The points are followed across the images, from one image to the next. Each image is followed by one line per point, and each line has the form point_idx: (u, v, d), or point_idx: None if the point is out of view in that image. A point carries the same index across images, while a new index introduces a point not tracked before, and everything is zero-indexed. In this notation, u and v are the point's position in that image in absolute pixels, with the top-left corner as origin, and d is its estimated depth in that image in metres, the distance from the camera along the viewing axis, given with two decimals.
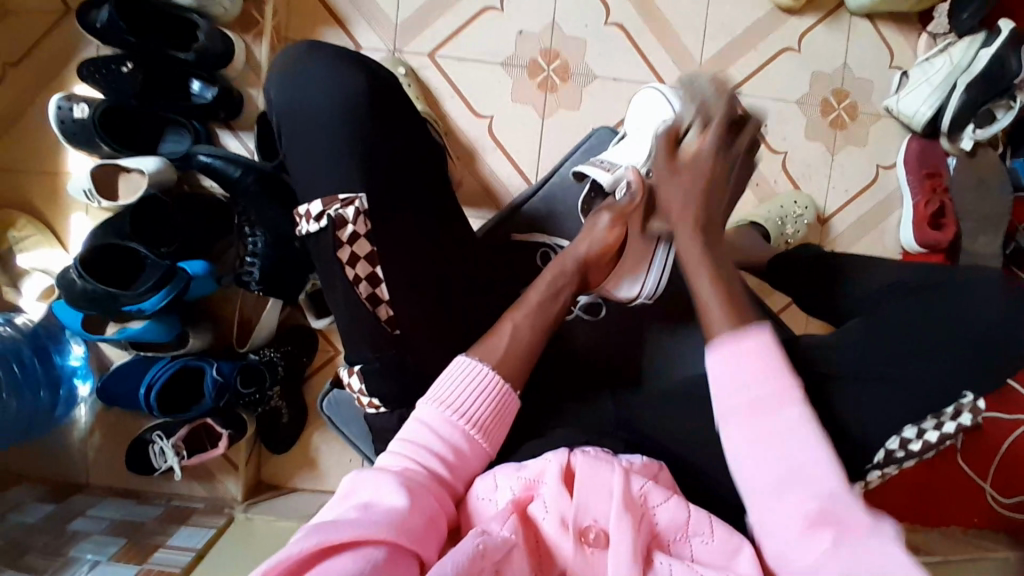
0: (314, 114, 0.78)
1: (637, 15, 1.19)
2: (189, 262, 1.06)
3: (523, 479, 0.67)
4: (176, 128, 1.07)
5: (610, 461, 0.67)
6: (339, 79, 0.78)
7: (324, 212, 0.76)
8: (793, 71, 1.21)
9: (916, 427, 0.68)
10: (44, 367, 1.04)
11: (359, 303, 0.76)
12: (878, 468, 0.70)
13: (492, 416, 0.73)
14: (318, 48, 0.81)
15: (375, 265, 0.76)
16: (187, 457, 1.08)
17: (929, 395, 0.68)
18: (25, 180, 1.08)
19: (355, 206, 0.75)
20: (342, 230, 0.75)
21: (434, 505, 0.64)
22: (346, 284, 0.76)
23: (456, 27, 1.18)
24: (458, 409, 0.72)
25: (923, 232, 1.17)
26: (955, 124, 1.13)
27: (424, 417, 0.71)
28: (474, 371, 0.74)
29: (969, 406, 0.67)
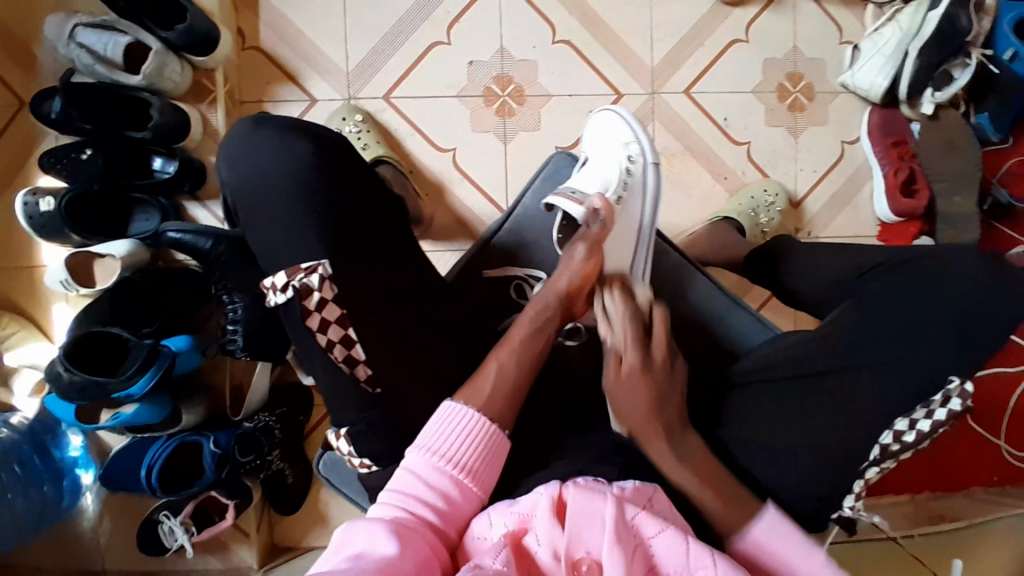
0: (270, 192, 0.78)
1: (583, 29, 1.19)
2: (173, 339, 1.06)
3: (517, 514, 0.68)
4: (143, 207, 1.08)
5: (602, 491, 0.68)
6: (289, 150, 0.79)
7: (288, 283, 0.73)
8: (745, 61, 1.21)
9: (908, 419, 0.72)
10: (44, 461, 1.03)
11: (335, 367, 0.75)
12: (874, 463, 0.73)
13: (482, 460, 0.72)
14: (264, 119, 0.82)
15: (347, 328, 0.75)
16: (197, 532, 1.08)
17: (913, 386, 0.72)
18: (1, 277, 1.08)
19: (319, 272, 0.74)
20: (309, 298, 0.73)
21: (425, 550, 0.64)
22: (319, 350, 0.74)
23: (407, 67, 1.18)
24: (446, 454, 0.71)
25: (897, 201, 1.17)
26: (913, 89, 1.15)
27: (413, 466, 0.71)
28: (461, 414, 0.74)
29: (957, 391, 0.72)
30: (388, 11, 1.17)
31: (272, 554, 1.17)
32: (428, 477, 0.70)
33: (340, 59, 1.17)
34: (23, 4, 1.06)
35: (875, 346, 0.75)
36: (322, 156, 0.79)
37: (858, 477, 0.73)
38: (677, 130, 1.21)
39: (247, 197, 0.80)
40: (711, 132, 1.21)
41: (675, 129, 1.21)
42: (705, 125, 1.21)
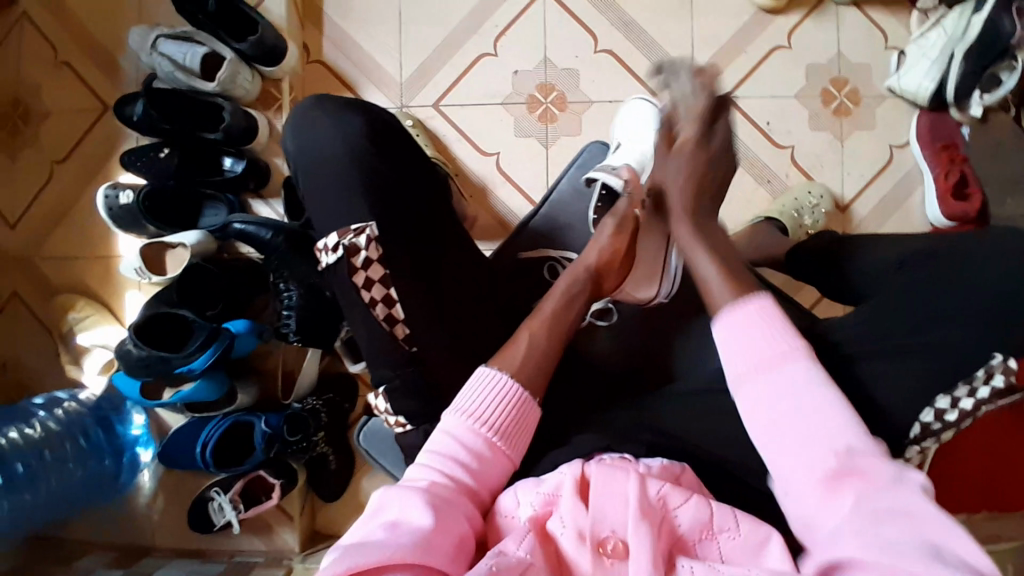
0: (323, 161, 0.83)
1: (624, 39, 1.23)
2: (233, 322, 1.14)
3: (543, 494, 0.66)
4: (212, 202, 1.17)
5: (626, 468, 0.66)
6: (344, 124, 0.85)
7: (338, 242, 0.79)
8: (787, 67, 1.22)
9: (950, 398, 0.72)
10: (108, 436, 1.13)
11: (376, 324, 0.79)
12: (916, 442, 0.73)
13: (511, 423, 0.73)
14: (323, 98, 0.88)
15: (389, 288, 0.80)
16: (244, 510, 1.13)
17: (952, 366, 0.72)
18: (82, 265, 1.18)
19: (366, 234, 0.79)
20: (356, 257, 0.79)
21: (461, 526, 0.63)
22: (362, 307, 0.79)
23: (456, 77, 1.24)
24: (480, 416, 0.71)
25: (948, 205, 1.13)
26: (961, 93, 1.12)
27: (447, 428, 0.71)
28: (495, 381, 0.74)
29: (1000, 366, 0.71)
30: (440, 25, 1.25)
31: (313, 541, 1.21)
32: (461, 440, 0.70)
33: (395, 71, 1.25)
34: (118, 23, 1.19)
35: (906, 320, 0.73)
36: (373, 132, 0.85)
37: (901, 456, 0.73)
38: None
39: (303, 167, 0.85)
40: (753, 136, 1.22)
41: None
42: (746, 129, 1.22)
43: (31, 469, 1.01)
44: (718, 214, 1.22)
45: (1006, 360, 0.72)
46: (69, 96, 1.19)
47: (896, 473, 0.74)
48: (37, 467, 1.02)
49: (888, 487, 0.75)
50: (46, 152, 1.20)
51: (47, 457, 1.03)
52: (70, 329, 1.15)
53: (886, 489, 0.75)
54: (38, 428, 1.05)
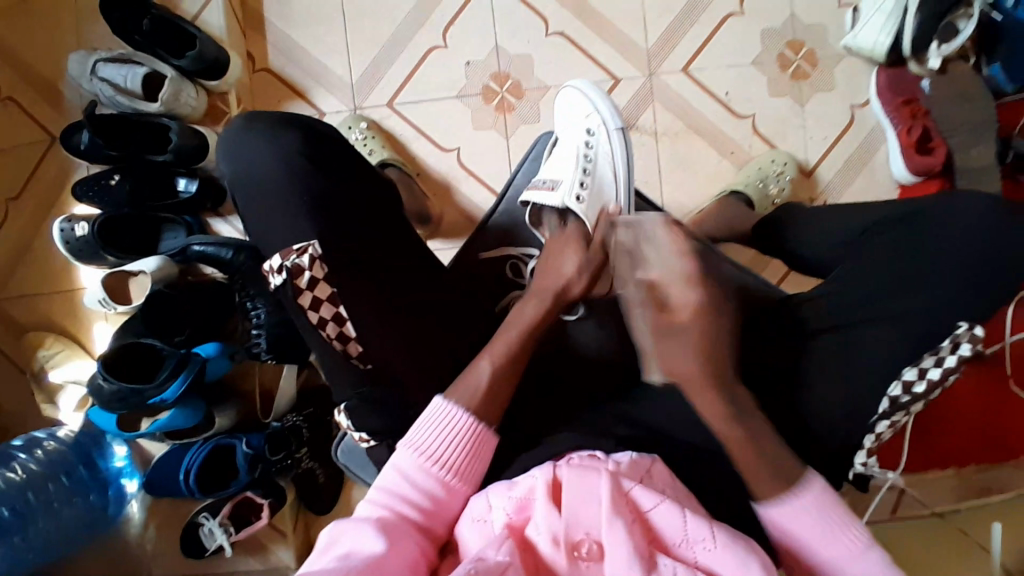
0: (264, 180, 0.83)
1: (574, 19, 1.21)
2: (203, 346, 1.12)
3: (516, 499, 0.67)
4: (171, 225, 1.14)
5: (597, 468, 0.67)
6: (279, 142, 0.84)
7: (282, 264, 0.79)
8: (742, 34, 1.20)
9: (917, 368, 0.75)
10: (91, 472, 1.11)
11: (327, 343, 0.80)
12: (886, 417, 0.76)
13: (466, 458, 0.74)
14: (256, 115, 0.87)
15: (338, 306, 0.79)
16: (236, 532, 1.12)
17: (919, 334, 0.75)
18: (45, 301, 1.16)
19: (310, 253, 0.79)
20: (301, 278, 0.78)
21: (413, 554, 0.65)
22: (312, 327, 0.79)
23: (408, 73, 1.22)
24: (431, 453, 0.73)
25: (912, 159, 1.13)
26: (918, 44, 1.12)
27: (398, 462, 0.73)
28: (450, 415, 0.74)
29: (966, 335, 0.74)
30: (385, 21, 1.22)
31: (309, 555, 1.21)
32: (412, 477, 0.72)
33: (344, 73, 1.22)
34: (54, 48, 1.16)
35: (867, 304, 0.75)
36: (310, 148, 0.85)
37: (868, 433, 0.76)
38: (678, 110, 1.21)
39: (244, 186, 0.84)
40: (713, 107, 1.21)
41: (676, 109, 1.21)
42: (706, 101, 1.21)
43: (17, 511, 1.00)
44: (685, 190, 1.21)
45: (971, 327, 0.74)
46: (11, 129, 1.16)
47: (866, 450, 0.78)
48: (24, 510, 1.01)
49: (859, 461, 0.78)
50: None
51: (32, 500, 1.02)
52: (41, 367, 1.13)
53: (857, 463, 0.78)
54: (21, 470, 1.04)
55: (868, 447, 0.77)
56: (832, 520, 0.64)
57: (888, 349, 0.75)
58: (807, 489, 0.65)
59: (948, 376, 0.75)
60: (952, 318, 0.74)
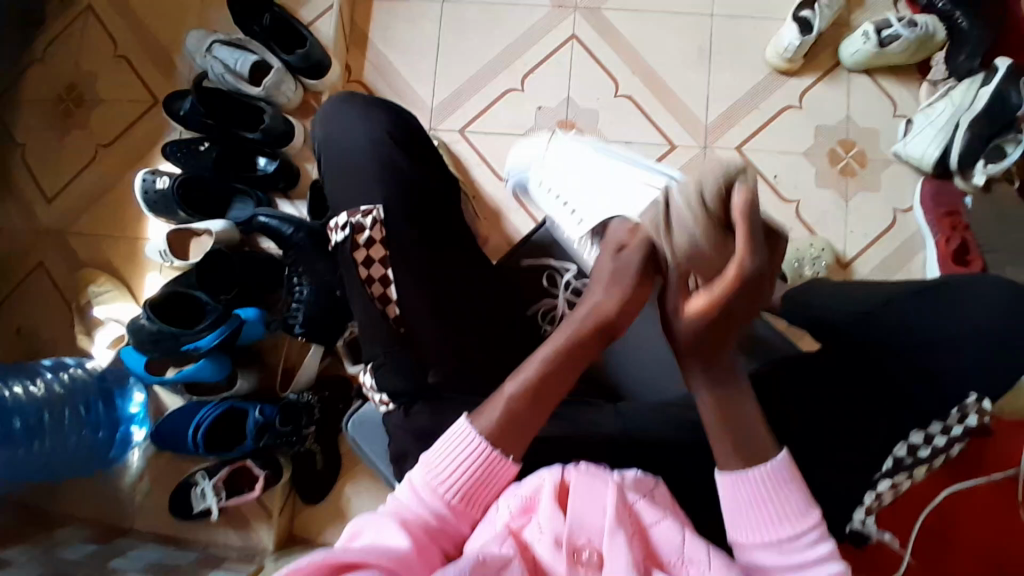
0: (352, 145, 0.96)
1: (643, 86, 1.31)
2: (244, 309, 1.17)
3: (520, 498, 0.67)
4: (242, 197, 1.22)
5: (605, 477, 0.66)
6: (370, 121, 0.98)
7: (347, 222, 0.90)
8: (798, 125, 1.28)
9: (924, 433, 0.78)
10: (107, 410, 1.14)
11: (370, 300, 0.88)
12: (887, 476, 0.77)
13: (477, 480, 0.68)
14: (355, 95, 1.00)
15: (387, 268, 0.89)
16: (225, 498, 1.15)
17: (923, 400, 0.80)
18: (108, 244, 1.24)
19: (373, 216, 0.90)
20: (360, 234, 0.89)
21: (431, 551, 0.64)
22: (361, 282, 0.89)
23: (483, 107, 1.32)
24: (439, 476, 0.68)
25: (948, 268, 1.17)
26: (964, 160, 1.17)
27: (410, 478, 0.69)
28: (462, 440, 0.69)
29: (973, 407, 0.79)
30: (472, 59, 1.34)
31: (288, 543, 1.20)
32: (424, 496, 0.67)
33: (427, 95, 1.33)
34: (180, 28, 1.30)
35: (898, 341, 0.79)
36: (392, 129, 0.98)
37: (870, 488, 0.77)
38: None
39: (331, 151, 0.97)
40: (760, 187, 1.27)
41: None
42: (755, 180, 1.27)
43: (28, 426, 1.04)
44: None
45: (978, 401, 0.79)
46: (122, 87, 1.29)
47: (866, 508, 0.77)
48: (34, 426, 1.04)
49: (858, 518, 0.77)
50: (92, 136, 1.28)
51: (46, 419, 1.06)
52: (88, 301, 1.20)
53: (855, 519, 0.77)
54: (43, 389, 1.08)
55: (868, 504, 0.77)
56: (771, 498, 0.63)
57: None
58: (764, 469, 0.64)
59: (953, 445, 0.79)
60: (964, 386, 0.79)
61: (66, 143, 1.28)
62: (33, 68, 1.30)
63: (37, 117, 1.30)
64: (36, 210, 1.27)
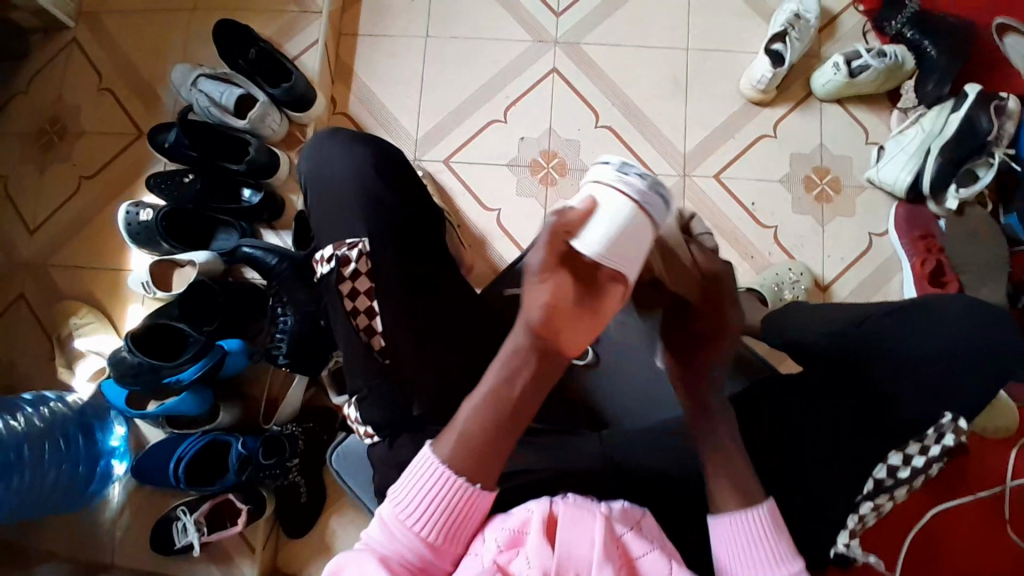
0: (338, 176, 0.98)
1: (622, 116, 1.34)
2: (226, 341, 1.18)
3: (509, 531, 0.68)
4: (225, 228, 1.23)
5: (592, 510, 0.68)
6: (353, 151, 0.99)
7: (333, 254, 0.93)
8: (774, 153, 1.31)
9: (902, 454, 0.80)
10: (86, 443, 1.13)
11: (356, 333, 0.90)
12: (869, 498, 0.80)
13: (450, 513, 0.69)
14: (339, 128, 1.03)
15: (371, 301, 0.91)
16: (208, 533, 1.13)
17: (908, 417, 0.81)
18: (91, 276, 1.24)
19: (358, 249, 0.92)
20: (346, 267, 0.91)
21: None
22: (345, 313, 0.90)
23: (467, 137, 1.34)
24: (412, 509, 0.69)
25: (925, 289, 1.19)
26: (936, 185, 1.20)
27: (382, 514, 0.71)
28: (429, 467, 0.70)
29: (950, 426, 0.80)
30: (455, 91, 1.36)
31: None
32: (394, 533, 0.69)
33: (411, 127, 1.35)
34: (166, 63, 1.32)
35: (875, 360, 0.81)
36: (377, 158, 0.99)
37: (852, 512, 0.78)
38: (706, 210, 1.30)
39: (315, 180, 0.99)
40: (739, 213, 1.30)
41: (704, 209, 1.30)
42: (733, 207, 1.30)
43: (7, 459, 1.01)
44: None
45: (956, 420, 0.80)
46: (107, 121, 1.30)
47: (849, 531, 0.78)
48: (14, 460, 1.02)
49: (841, 541, 0.78)
50: (75, 168, 1.28)
51: (24, 452, 1.04)
52: (69, 333, 1.19)
53: (839, 543, 0.78)
54: (22, 423, 1.06)
55: (851, 527, 0.78)
56: (762, 542, 0.67)
57: None
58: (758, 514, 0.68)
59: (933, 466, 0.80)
60: (939, 407, 0.81)
61: (49, 175, 1.29)
62: (18, 103, 1.31)
63: (20, 149, 1.30)
64: (18, 243, 1.26)
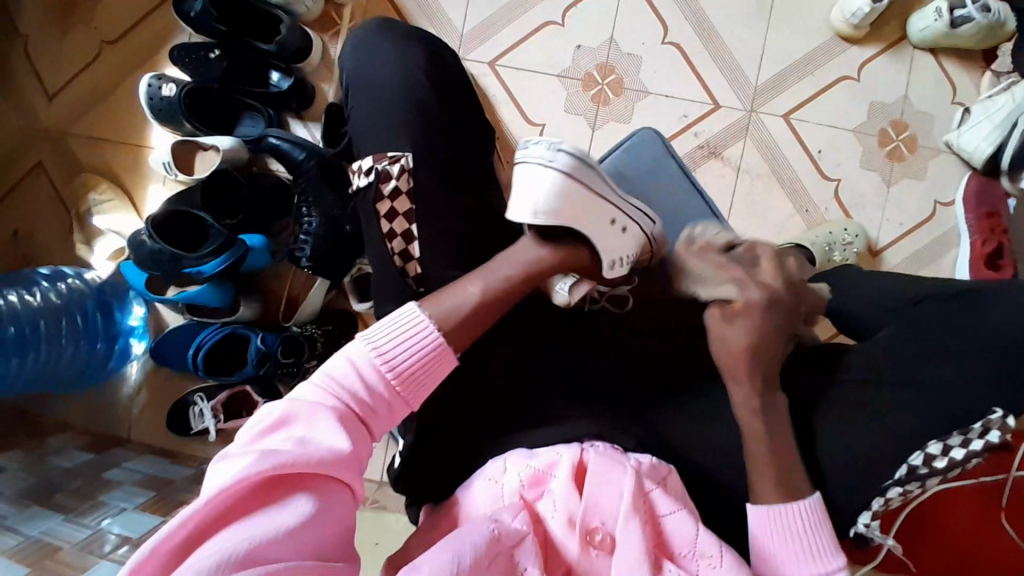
0: (378, 83, 0.89)
1: (692, 34, 1.21)
2: (249, 236, 1.14)
3: (533, 470, 0.69)
4: (252, 113, 1.16)
5: (621, 462, 0.68)
6: (406, 54, 0.90)
7: (373, 167, 0.84)
8: (850, 99, 1.20)
9: (942, 444, 0.70)
10: (105, 322, 1.11)
11: (390, 258, 0.82)
12: (898, 485, 0.70)
13: (420, 373, 0.65)
14: (392, 22, 0.94)
15: (410, 223, 0.82)
16: (224, 421, 1.14)
17: (958, 414, 0.71)
18: (111, 149, 1.18)
19: (400, 164, 0.83)
20: (386, 184, 0.83)
21: (365, 441, 0.62)
22: (380, 236, 0.83)
23: (518, 39, 1.22)
24: (386, 359, 0.64)
25: (978, 271, 1.12)
26: (1016, 161, 1.09)
27: (351, 354, 0.63)
28: (419, 326, 0.66)
29: (998, 423, 0.69)
30: None
31: None
32: (360, 378, 0.63)
33: (457, 20, 1.23)
34: None
35: None
36: (431, 66, 0.91)
37: (879, 495, 0.71)
38: (764, 152, 1.20)
39: (357, 79, 0.90)
40: (800, 161, 1.20)
41: (763, 152, 1.20)
42: (795, 153, 1.20)
43: (23, 335, 0.99)
44: (750, 231, 1.20)
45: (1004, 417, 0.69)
46: None
47: (872, 512, 0.72)
48: (28, 335, 1.00)
49: (862, 521, 0.72)
50: (97, 30, 1.19)
51: (41, 328, 1.02)
52: (88, 210, 1.16)
53: (859, 522, 0.72)
54: (39, 298, 1.03)
55: (875, 509, 0.72)
56: (809, 535, 0.66)
57: (911, 435, 0.72)
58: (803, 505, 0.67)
59: (971, 461, 0.69)
60: (987, 402, 0.70)
61: (70, 36, 1.20)
62: None
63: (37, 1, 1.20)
64: (38, 105, 1.20)
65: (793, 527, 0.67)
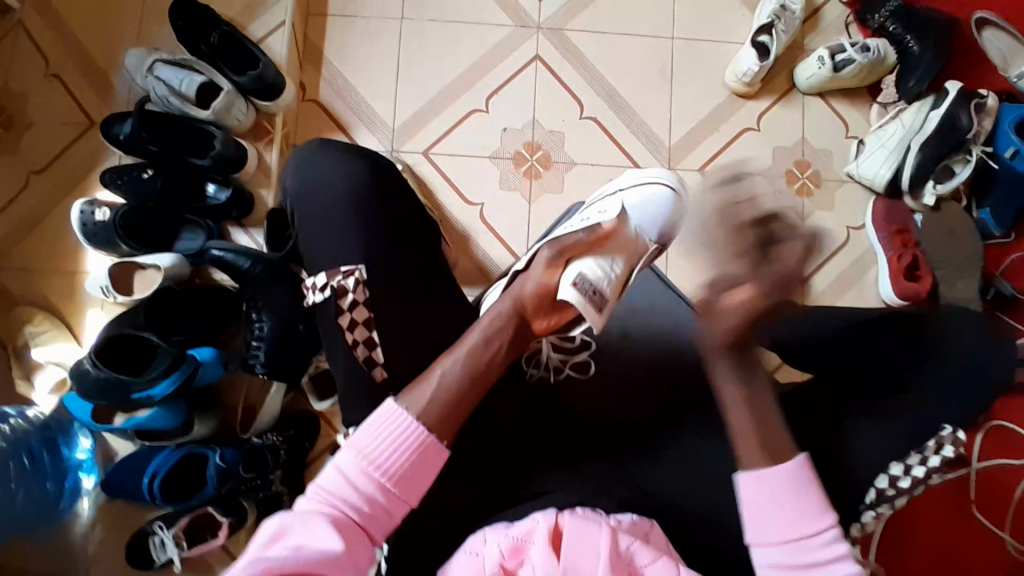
0: (328, 181, 0.91)
1: (605, 106, 1.31)
2: (199, 350, 1.11)
3: (512, 539, 0.70)
4: (191, 227, 1.15)
5: (599, 521, 0.70)
6: (348, 163, 0.92)
7: (327, 283, 0.85)
8: (756, 147, 1.31)
9: (903, 465, 0.78)
10: (52, 459, 1.04)
11: (357, 365, 0.83)
12: (871, 507, 0.78)
13: (409, 470, 0.70)
14: (334, 138, 0.96)
15: (371, 330, 0.83)
16: (188, 547, 1.07)
17: (909, 432, 0.79)
18: (42, 280, 1.15)
19: (355, 276, 0.85)
20: (343, 298, 0.84)
21: (361, 544, 0.66)
22: (345, 348, 0.83)
23: (446, 129, 1.29)
24: (375, 459, 0.69)
25: (900, 284, 1.21)
26: (914, 181, 1.22)
27: (339, 463, 0.69)
28: (402, 423, 0.71)
29: (949, 437, 0.78)
30: (435, 77, 1.30)
31: None
32: (353, 480, 0.69)
33: (389, 117, 1.29)
34: (120, 46, 1.23)
35: (885, 377, 0.83)
36: (376, 172, 0.92)
37: (855, 522, 0.79)
38: None
39: (302, 196, 0.92)
40: None
41: None
42: None
43: None
44: None
45: (953, 431, 0.79)
46: (57, 112, 1.21)
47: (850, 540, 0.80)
48: None
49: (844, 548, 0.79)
50: (22, 164, 1.19)
51: None
52: (25, 343, 1.11)
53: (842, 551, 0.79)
54: None
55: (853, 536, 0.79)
56: (797, 492, 0.69)
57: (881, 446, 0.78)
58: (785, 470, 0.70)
59: (934, 476, 0.78)
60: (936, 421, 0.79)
61: None
62: None
63: None
64: None
65: (768, 490, 0.69)
